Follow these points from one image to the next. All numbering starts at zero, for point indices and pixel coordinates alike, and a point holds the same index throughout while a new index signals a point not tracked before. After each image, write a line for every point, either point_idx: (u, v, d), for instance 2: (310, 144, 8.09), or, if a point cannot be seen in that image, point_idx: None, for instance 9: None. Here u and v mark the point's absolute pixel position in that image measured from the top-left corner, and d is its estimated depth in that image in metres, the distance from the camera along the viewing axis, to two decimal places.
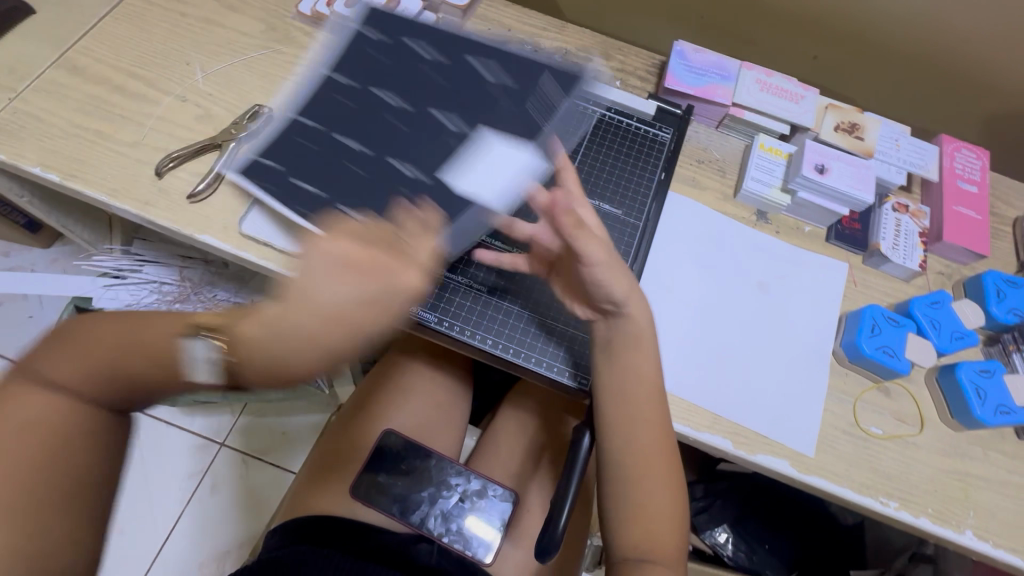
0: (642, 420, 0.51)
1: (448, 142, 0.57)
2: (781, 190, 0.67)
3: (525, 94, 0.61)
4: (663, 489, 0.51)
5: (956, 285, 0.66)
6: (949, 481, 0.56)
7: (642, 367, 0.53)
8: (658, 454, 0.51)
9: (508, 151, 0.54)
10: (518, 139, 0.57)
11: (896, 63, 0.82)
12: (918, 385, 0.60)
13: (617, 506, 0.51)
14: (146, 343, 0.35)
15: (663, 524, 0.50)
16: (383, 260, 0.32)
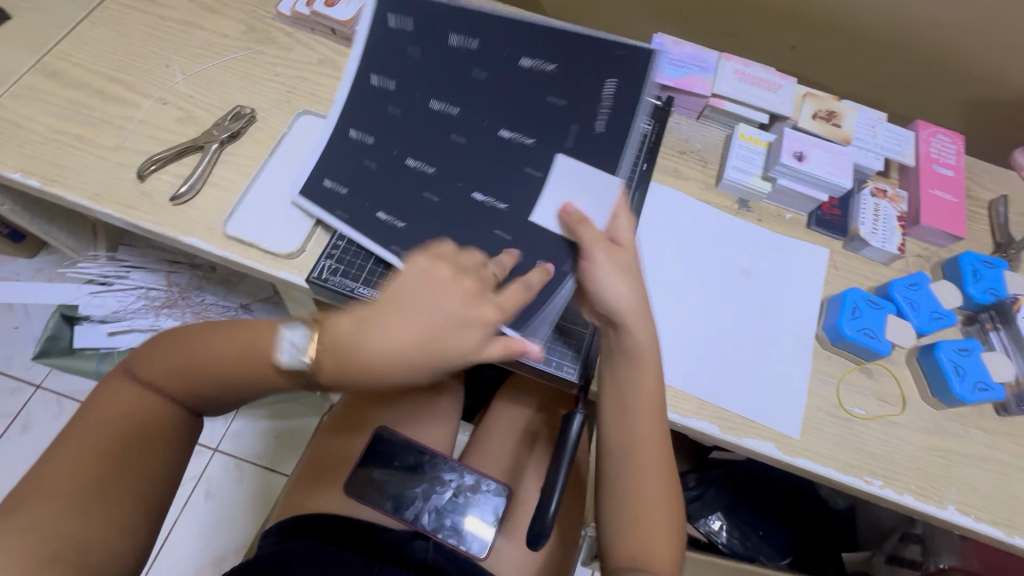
0: (639, 425, 0.51)
1: (526, 170, 0.54)
2: (761, 178, 0.68)
3: (592, 101, 0.53)
4: (659, 494, 0.50)
5: (934, 267, 0.67)
6: (930, 458, 0.57)
7: (648, 376, 0.51)
8: (654, 459, 0.51)
9: (585, 177, 0.52)
10: (596, 162, 0.53)
11: (873, 52, 0.83)
12: (899, 366, 0.61)
13: (610, 508, 0.51)
14: (225, 354, 0.42)
15: (659, 529, 0.50)
16: (464, 287, 0.40)
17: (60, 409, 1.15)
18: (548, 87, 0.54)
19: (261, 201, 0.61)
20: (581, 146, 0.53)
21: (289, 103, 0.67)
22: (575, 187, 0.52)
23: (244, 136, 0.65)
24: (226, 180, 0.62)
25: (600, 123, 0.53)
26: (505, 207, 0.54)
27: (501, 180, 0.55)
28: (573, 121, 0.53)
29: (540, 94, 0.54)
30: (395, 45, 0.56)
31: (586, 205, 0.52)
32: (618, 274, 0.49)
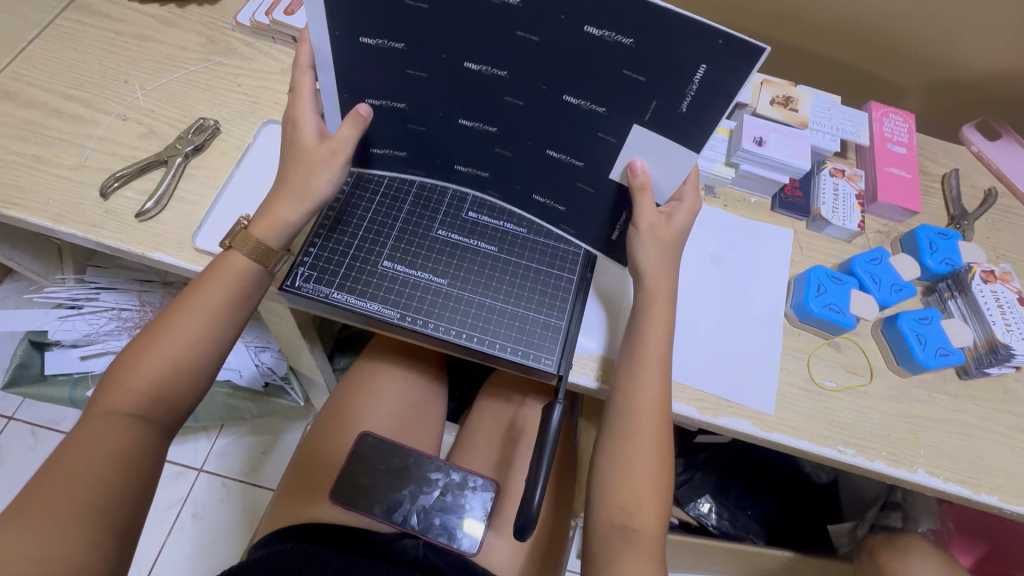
0: (648, 385, 0.52)
1: (604, 140, 0.49)
2: (725, 164, 0.70)
3: (673, 88, 0.43)
4: (654, 454, 0.51)
5: (894, 241, 0.70)
6: (899, 424, 0.59)
7: (654, 334, 0.53)
8: (656, 422, 0.51)
9: (665, 151, 0.48)
10: (673, 147, 0.47)
11: (825, 39, 0.86)
12: (864, 337, 0.63)
13: (609, 466, 0.52)
14: (179, 354, 0.48)
15: (649, 490, 0.51)
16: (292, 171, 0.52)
17: (35, 440, 1.13)
18: (624, 60, 0.42)
19: (231, 212, 0.60)
20: (666, 115, 0.45)
21: (254, 114, 0.67)
22: (661, 162, 0.49)
23: (208, 148, 0.64)
24: (194, 194, 0.61)
25: (685, 104, 0.43)
26: (580, 163, 0.52)
27: (572, 138, 0.50)
28: (652, 97, 0.44)
29: (612, 58, 0.42)
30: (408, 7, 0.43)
31: (657, 170, 0.50)
32: (654, 246, 0.53)
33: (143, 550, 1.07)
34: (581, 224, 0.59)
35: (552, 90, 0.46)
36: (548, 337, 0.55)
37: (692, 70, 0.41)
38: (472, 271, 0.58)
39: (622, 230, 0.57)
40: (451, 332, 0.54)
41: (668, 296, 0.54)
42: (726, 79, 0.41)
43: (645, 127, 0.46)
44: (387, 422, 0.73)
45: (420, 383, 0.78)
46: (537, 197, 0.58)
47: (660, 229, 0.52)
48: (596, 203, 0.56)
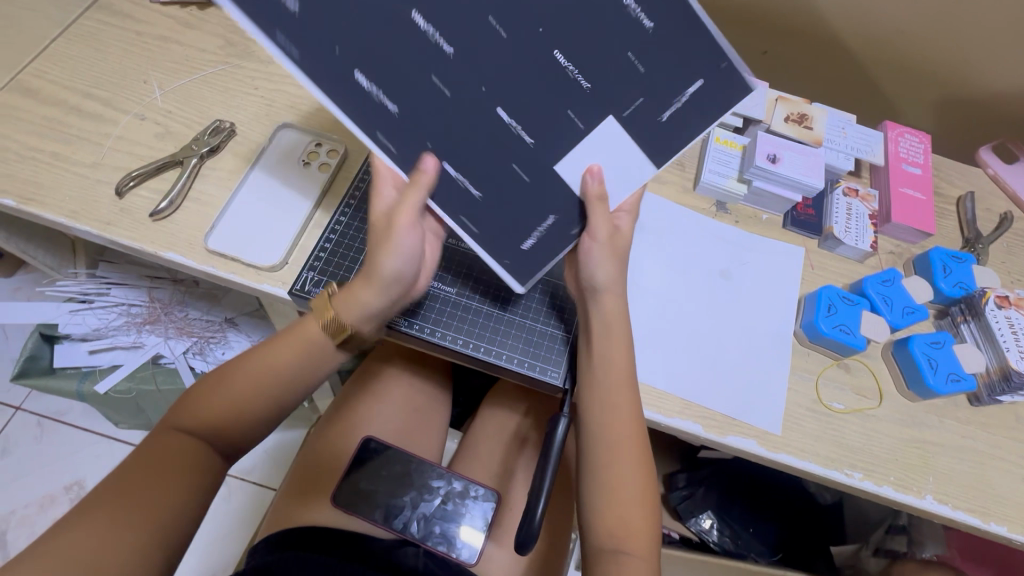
0: (615, 404, 0.51)
1: (568, 117, 0.44)
2: (737, 180, 0.70)
3: (664, 90, 0.42)
4: (635, 475, 0.51)
5: (906, 262, 0.69)
6: (907, 449, 0.59)
7: (614, 354, 0.51)
8: (631, 441, 0.51)
9: (626, 155, 0.46)
10: (632, 157, 0.46)
11: (843, 54, 0.86)
12: (875, 360, 0.63)
13: (593, 490, 0.51)
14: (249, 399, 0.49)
15: (635, 512, 0.50)
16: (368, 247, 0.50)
17: (41, 431, 1.14)
18: (632, 41, 0.40)
19: (243, 213, 0.61)
20: (647, 113, 0.43)
21: (270, 117, 0.67)
22: (608, 168, 0.47)
23: (224, 150, 0.65)
24: (207, 195, 0.62)
25: (667, 113, 0.43)
26: (532, 140, 0.45)
27: (533, 102, 0.43)
28: (642, 91, 0.42)
29: (625, 33, 0.39)
30: None
31: (610, 175, 0.48)
32: (608, 259, 0.51)
33: None
34: (490, 222, 0.51)
35: (546, 30, 0.40)
36: (554, 348, 0.55)
37: (695, 70, 0.41)
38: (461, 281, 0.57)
39: (538, 240, 0.52)
40: (455, 342, 0.54)
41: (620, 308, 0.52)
42: (714, 103, 0.43)
43: (620, 121, 0.44)
44: (390, 428, 0.73)
45: (424, 390, 0.78)
46: (447, 167, 0.48)
47: (614, 240, 0.51)
48: (525, 203, 0.49)
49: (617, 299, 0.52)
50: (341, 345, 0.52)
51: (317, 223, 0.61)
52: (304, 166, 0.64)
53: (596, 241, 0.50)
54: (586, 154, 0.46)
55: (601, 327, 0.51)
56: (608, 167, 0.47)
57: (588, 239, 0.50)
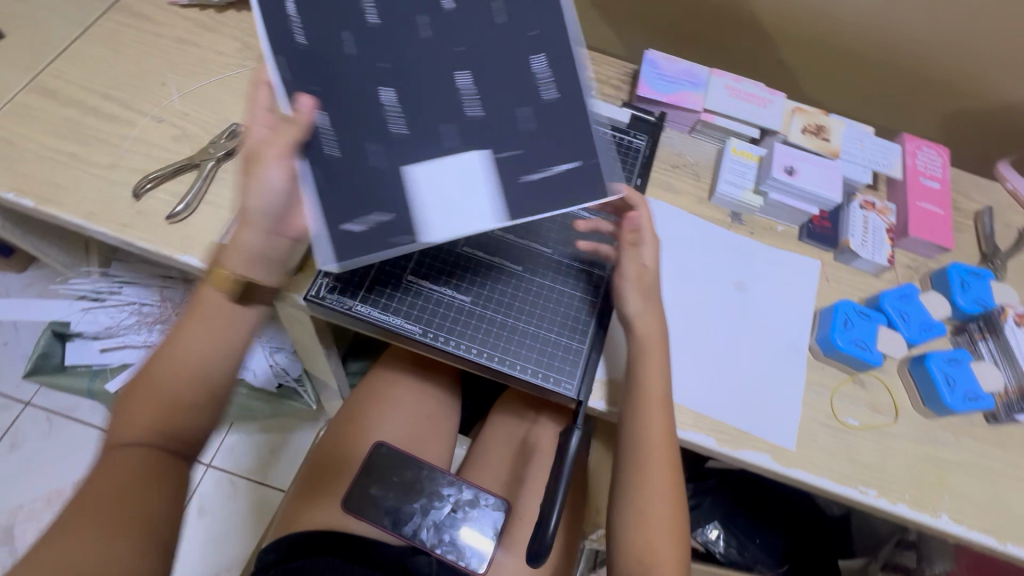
0: (654, 433, 0.53)
1: (438, 132, 0.47)
2: (753, 191, 0.69)
3: (534, 155, 0.48)
4: (666, 500, 0.53)
5: (923, 277, 0.68)
6: (923, 467, 0.58)
7: (650, 380, 0.53)
8: (665, 468, 0.53)
9: (465, 179, 0.47)
10: (488, 183, 0.47)
11: (862, 63, 0.85)
12: (891, 376, 0.62)
13: (625, 515, 0.54)
14: (177, 389, 0.48)
15: (665, 536, 0.53)
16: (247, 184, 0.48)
17: (49, 427, 1.15)
18: (527, 100, 0.48)
19: None
20: (512, 166, 0.47)
21: None
22: (454, 189, 0.47)
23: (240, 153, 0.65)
24: (223, 198, 0.62)
25: (535, 174, 0.48)
26: (404, 131, 0.47)
27: (423, 103, 0.47)
28: (520, 144, 0.48)
29: (523, 94, 0.48)
30: None
31: (438, 203, 0.47)
32: (640, 294, 0.55)
33: None
34: (339, 189, 0.47)
35: (454, 58, 0.47)
36: (569, 360, 0.55)
37: (574, 155, 0.48)
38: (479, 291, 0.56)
39: (366, 228, 0.47)
40: (473, 352, 0.54)
41: (659, 336, 0.54)
42: (576, 192, 0.49)
43: (494, 159, 0.47)
44: (400, 434, 0.74)
45: (434, 395, 0.78)
46: (321, 119, 0.46)
47: (642, 275, 0.55)
48: (368, 193, 0.47)
49: (656, 331, 0.55)
50: (243, 300, 0.51)
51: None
52: None
53: (629, 275, 0.55)
54: (439, 171, 0.47)
55: (635, 354, 0.54)
56: (447, 186, 0.47)
57: (618, 277, 0.56)
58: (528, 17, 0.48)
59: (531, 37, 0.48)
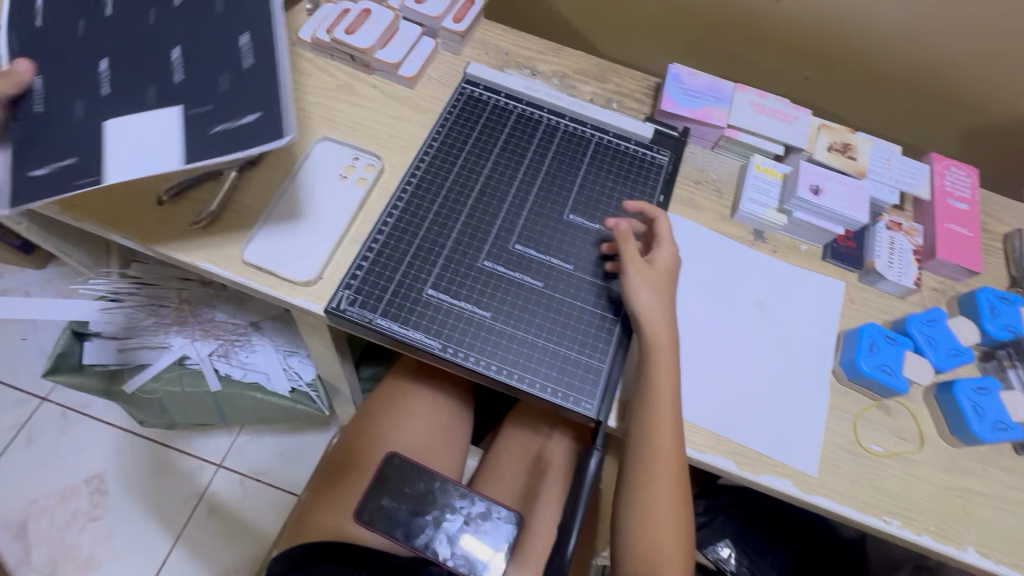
0: (661, 434, 0.52)
1: (140, 95, 0.52)
2: (777, 210, 0.68)
3: (207, 115, 0.50)
4: (670, 500, 0.53)
5: (950, 301, 0.67)
6: (949, 497, 0.57)
7: (660, 384, 0.53)
8: (672, 469, 0.52)
9: (142, 134, 0.50)
10: (157, 131, 0.50)
11: (889, 79, 0.84)
12: (917, 402, 0.61)
13: (629, 514, 0.53)
14: None
15: (669, 537, 0.52)
16: None
17: (65, 422, 1.16)
18: (232, 68, 0.52)
19: (279, 226, 0.61)
20: (203, 120, 0.50)
21: (309, 130, 0.68)
22: (133, 141, 0.50)
23: (263, 161, 0.65)
24: (245, 207, 0.62)
25: (215, 126, 0.50)
26: (105, 91, 0.53)
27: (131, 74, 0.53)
28: (214, 104, 0.51)
29: (178, 63, 0.53)
30: None
31: (126, 150, 0.50)
32: (647, 289, 0.55)
33: (157, 541, 1.09)
34: (65, 142, 0.52)
35: (163, 41, 0.54)
36: (590, 379, 0.54)
37: (265, 106, 0.50)
38: (502, 306, 0.56)
39: (48, 169, 0.51)
40: (493, 369, 0.53)
41: (668, 338, 0.54)
42: (267, 130, 0.49)
43: (185, 115, 0.50)
44: (414, 443, 0.74)
45: (448, 406, 0.78)
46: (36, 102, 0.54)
47: (652, 274, 0.56)
48: (52, 143, 0.52)
49: (666, 330, 0.54)
50: None
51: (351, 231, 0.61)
52: (340, 180, 0.64)
53: (639, 268, 0.56)
54: (130, 125, 0.51)
55: (646, 351, 0.54)
56: (135, 138, 0.50)
57: (625, 272, 0.56)
58: (241, 17, 0.55)
59: (244, 22, 0.54)
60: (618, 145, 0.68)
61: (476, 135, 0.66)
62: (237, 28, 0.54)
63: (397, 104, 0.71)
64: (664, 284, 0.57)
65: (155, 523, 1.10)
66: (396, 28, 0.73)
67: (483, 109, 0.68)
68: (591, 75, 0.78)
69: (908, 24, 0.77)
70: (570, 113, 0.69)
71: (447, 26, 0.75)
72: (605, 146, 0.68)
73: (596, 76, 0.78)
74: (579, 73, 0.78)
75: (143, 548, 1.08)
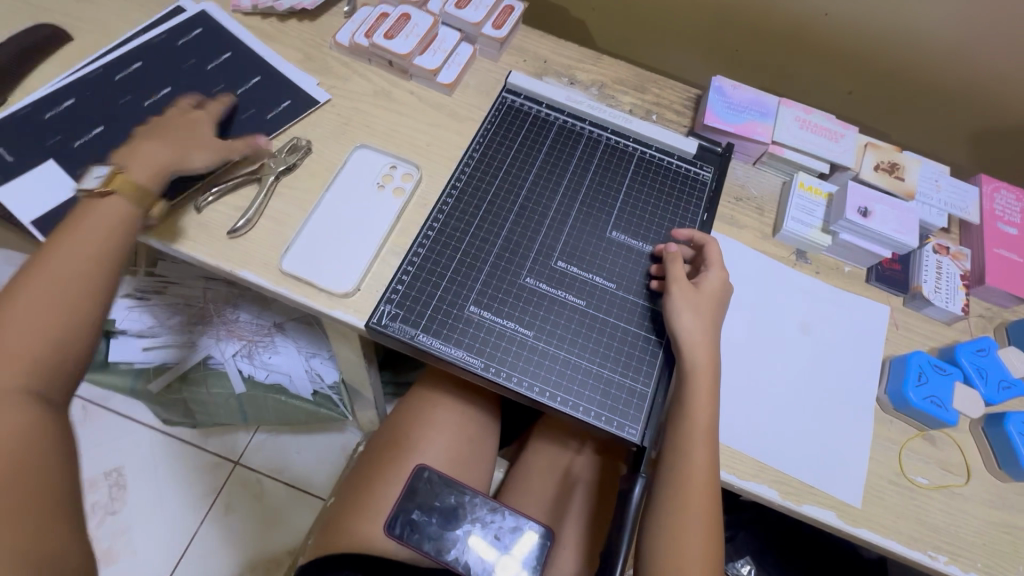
0: (695, 462, 0.51)
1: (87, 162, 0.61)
2: (822, 230, 0.67)
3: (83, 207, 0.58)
4: (699, 531, 0.51)
5: (998, 329, 0.65)
6: (996, 533, 0.55)
7: (699, 409, 0.52)
8: (702, 499, 0.51)
9: (49, 191, 0.59)
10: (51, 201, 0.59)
11: (934, 96, 0.82)
12: (963, 434, 0.59)
13: (655, 543, 0.52)
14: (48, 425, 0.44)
15: (695, 570, 0.50)
16: None
17: (85, 415, 1.16)
18: None
19: (317, 236, 0.60)
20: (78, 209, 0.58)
21: (346, 136, 0.67)
22: (42, 193, 0.59)
23: (300, 169, 0.64)
24: (282, 214, 0.61)
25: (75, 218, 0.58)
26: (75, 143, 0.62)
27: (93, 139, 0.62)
28: None
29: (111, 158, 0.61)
30: (244, 107, 0.67)
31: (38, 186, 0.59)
32: (690, 311, 0.54)
33: (175, 536, 1.09)
34: (13, 143, 0.61)
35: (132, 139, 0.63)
36: (634, 403, 0.54)
37: None
38: (545, 326, 0.55)
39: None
40: (535, 390, 0.52)
41: (709, 363, 0.53)
42: None
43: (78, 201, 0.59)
44: (443, 455, 0.73)
45: (477, 418, 0.77)
46: (47, 115, 0.63)
47: (699, 298, 0.55)
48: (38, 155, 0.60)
49: (706, 355, 0.53)
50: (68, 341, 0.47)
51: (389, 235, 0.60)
52: (379, 189, 0.63)
53: (684, 289, 0.55)
54: (57, 179, 0.60)
55: (687, 375, 0.53)
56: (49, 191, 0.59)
57: (670, 291, 0.56)
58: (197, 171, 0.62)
59: None
60: (660, 160, 0.67)
61: (517, 147, 0.65)
62: None
63: (435, 111, 0.70)
64: (708, 307, 0.56)
65: (173, 518, 1.11)
66: (435, 33, 0.72)
67: (524, 120, 0.67)
68: (630, 85, 0.76)
69: (961, 40, 0.74)
70: (612, 126, 0.67)
71: (487, 33, 0.74)
72: (645, 160, 0.66)
73: (635, 87, 0.76)
74: (617, 83, 0.76)
75: (162, 541, 1.09)
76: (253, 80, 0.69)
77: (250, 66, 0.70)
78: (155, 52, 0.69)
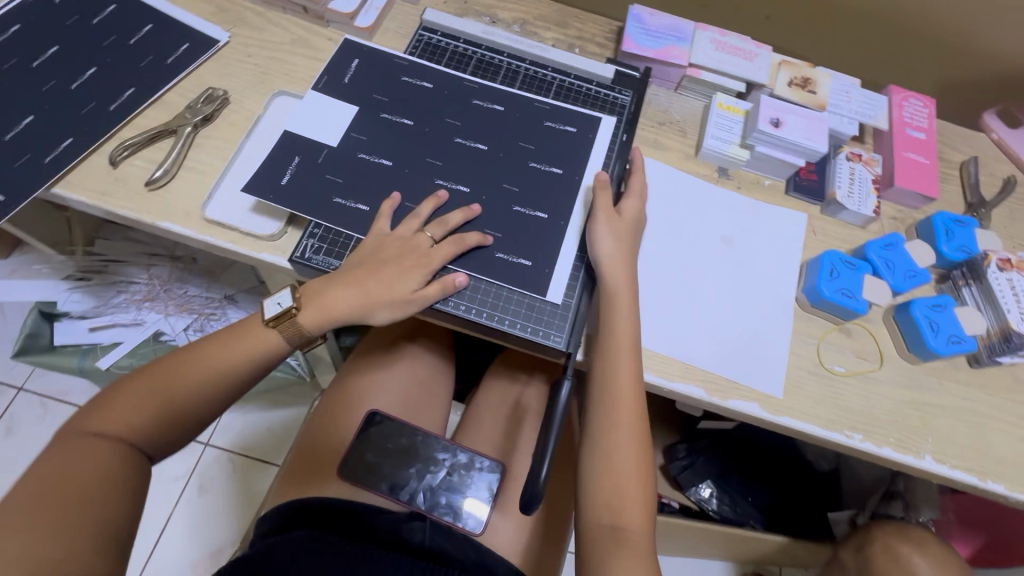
0: (620, 378, 0.53)
1: None
2: (740, 146, 0.69)
3: None
4: (633, 444, 0.53)
5: (909, 228, 0.69)
6: (908, 410, 0.59)
7: (618, 322, 0.54)
8: (631, 410, 0.54)
9: None
10: None
11: (847, 18, 0.85)
12: (877, 323, 0.63)
13: (591, 458, 0.54)
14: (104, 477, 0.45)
15: (631, 486, 0.52)
16: None
17: (44, 411, 1.07)
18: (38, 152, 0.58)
19: (239, 182, 0.60)
20: None
21: (264, 85, 0.66)
22: None
23: (218, 119, 0.63)
24: (203, 164, 0.61)
25: None
26: None
27: None
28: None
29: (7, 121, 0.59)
30: (135, 55, 0.65)
31: None
32: (611, 237, 0.57)
33: (151, 520, 1.09)
34: None
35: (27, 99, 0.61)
36: (559, 315, 0.56)
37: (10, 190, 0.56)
38: (468, 249, 0.57)
39: None
40: (461, 309, 0.55)
41: (627, 282, 0.56)
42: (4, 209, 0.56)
43: None
44: (396, 400, 0.74)
45: (428, 362, 0.79)
46: None
47: (618, 222, 0.58)
48: None
49: (626, 276, 0.56)
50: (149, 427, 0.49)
51: (303, 167, 0.59)
52: None
53: (608, 215, 0.58)
54: None
55: (608, 297, 0.55)
56: None
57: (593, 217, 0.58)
58: (98, 122, 0.61)
59: (85, 127, 0.60)
60: (579, 86, 0.69)
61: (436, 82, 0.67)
62: (67, 128, 0.60)
63: None
64: (627, 230, 0.58)
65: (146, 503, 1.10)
66: None
67: (442, 55, 0.68)
68: (552, 21, 0.77)
69: None
70: (529, 57, 0.69)
71: None
72: (563, 87, 0.68)
73: (557, 22, 0.77)
74: (540, 19, 0.76)
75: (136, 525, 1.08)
76: (145, 28, 0.67)
77: (141, 16, 0.68)
78: (39, 14, 0.66)
